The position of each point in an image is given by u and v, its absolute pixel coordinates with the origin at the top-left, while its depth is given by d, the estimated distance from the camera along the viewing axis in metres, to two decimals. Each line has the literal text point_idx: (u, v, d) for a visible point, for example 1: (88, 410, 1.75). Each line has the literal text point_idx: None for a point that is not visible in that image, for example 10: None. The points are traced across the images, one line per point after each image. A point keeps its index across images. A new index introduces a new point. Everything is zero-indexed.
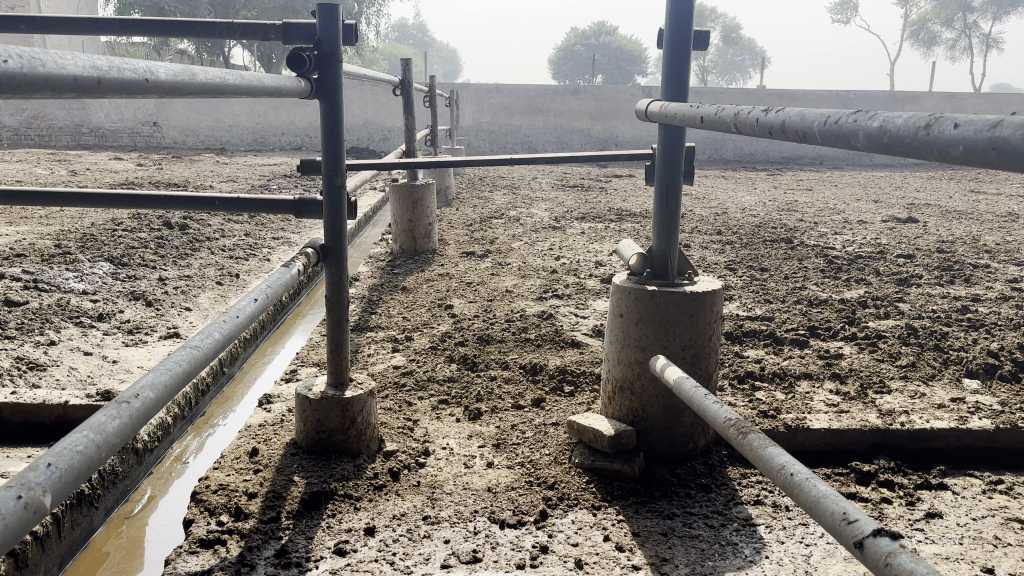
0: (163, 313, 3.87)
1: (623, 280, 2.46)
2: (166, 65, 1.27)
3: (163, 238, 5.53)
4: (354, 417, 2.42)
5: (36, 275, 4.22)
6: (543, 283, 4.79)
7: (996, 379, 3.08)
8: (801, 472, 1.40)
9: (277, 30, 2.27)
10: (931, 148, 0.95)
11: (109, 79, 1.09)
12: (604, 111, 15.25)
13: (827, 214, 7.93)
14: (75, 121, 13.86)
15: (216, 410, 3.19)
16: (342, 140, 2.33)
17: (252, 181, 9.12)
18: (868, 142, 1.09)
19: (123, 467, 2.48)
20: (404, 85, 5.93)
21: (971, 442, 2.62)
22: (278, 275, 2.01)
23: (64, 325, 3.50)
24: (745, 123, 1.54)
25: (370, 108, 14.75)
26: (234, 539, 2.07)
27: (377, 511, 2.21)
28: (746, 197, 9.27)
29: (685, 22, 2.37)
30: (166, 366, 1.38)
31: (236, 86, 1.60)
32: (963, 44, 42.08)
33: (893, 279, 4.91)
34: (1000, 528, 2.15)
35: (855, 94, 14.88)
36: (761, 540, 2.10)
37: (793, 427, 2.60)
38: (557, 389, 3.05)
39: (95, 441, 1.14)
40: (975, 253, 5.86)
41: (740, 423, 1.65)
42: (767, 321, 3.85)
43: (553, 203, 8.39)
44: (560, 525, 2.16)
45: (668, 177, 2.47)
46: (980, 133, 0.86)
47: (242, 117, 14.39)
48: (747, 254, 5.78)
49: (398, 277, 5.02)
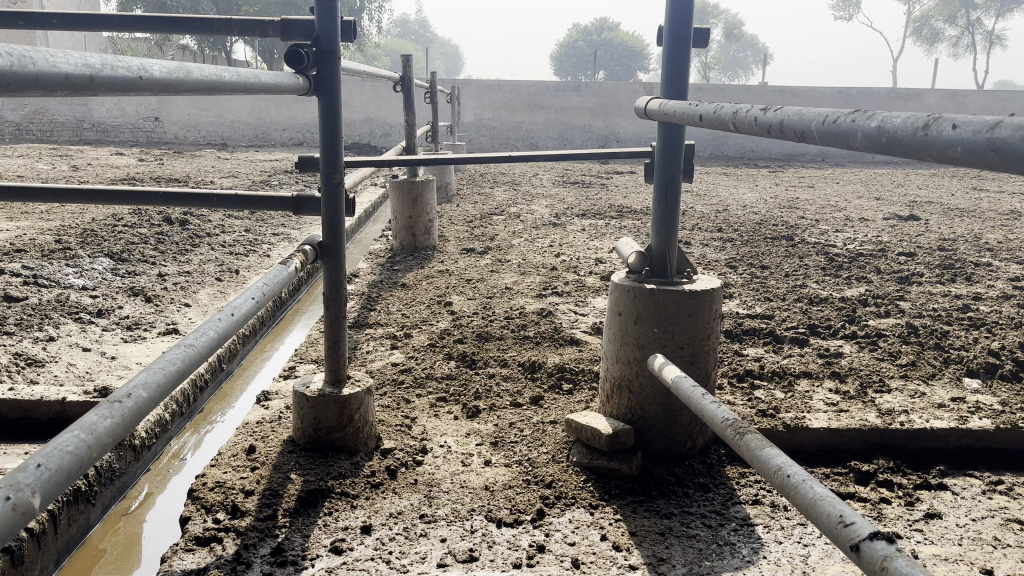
0: (162, 309, 3.87)
1: (623, 279, 2.45)
2: (160, 62, 1.26)
3: (163, 234, 5.52)
4: (351, 414, 2.41)
5: (35, 271, 4.21)
6: (542, 280, 4.78)
7: (996, 378, 3.06)
8: (798, 474, 1.39)
9: (275, 26, 2.26)
10: (929, 149, 0.94)
11: (103, 76, 1.07)
12: (606, 108, 15.23)
13: (828, 211, 7.91)
14: (77, 117, 13.88)
15: (214, 406, 3.19)
16: (340, 137, 2.31)
17: (252, 176, 9.12)
18: (866, 142, 1.08)
19: (120, 464, 2.47)
20: (404, 81, 5.93)
21: (971, 442, 2.61)
22: (276, 272, 2.00)
23: (63, 321, 3.50)
24: (743, 122, 1.53)
25: (372, 104, 14.74)
26: (231, 537, 2.06)
27: (373, 509, 2.20)
28: (748, 194, 9.25)
29: (685, 19, 2.35)
30: (159, 364, 1.37)
31: (232, 82, 1.58)
32: (967, 40, 41.95)
33: (893, 276, 4.90)
34: (999, 529, 2.15)
35: (857, 92, 14.85)
36: (759, 540, 2.09)
37: (792, 425, 2.59)
38: (555, 387, 3.05)
39: (86, 441, 1.13)
40: (976, 251, 5.84)
41: (737, 422, 1.64)
42: (767, 319, 3.84)
43: (554, 200, 8.38)
44: (557, 524, 2.16)
45: (668, 174, 2.46)
46: (979, 134, 0.85)
47: (244, 113, 14.39)
48: (747, 251, 5.77)
49: (398, 274, 5.02)
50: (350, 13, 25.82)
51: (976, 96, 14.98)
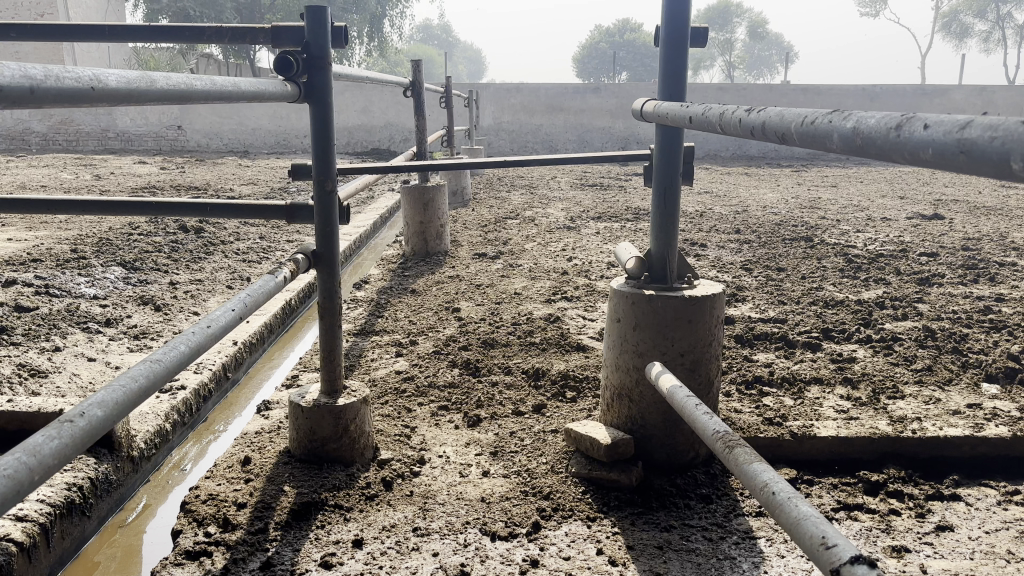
0: (170, 318, 3.88)
1: (622, 284, 2.40)
2: (114, 72, 1.23)
3: (177, 242, 5.56)
4: (346, 425, 2.38)
5: (47, 281, 4.24)
6: (553, 285, 4.74)
7: (1015, 383, 2.96)
8: (783, 492, 1.33)
9: (265, 33, 2.23)
10: (900, 150, 0.88)
11: (46, 88, 1.03)
12: (625, 109, 15.15)
13: (850, 211, 7.76)
14: (102, 126, 14.06)
15: (218, 416, 3.18)
16: (332, 143, 2.29)
17: (272, 183, 9.19)
18: (842, 144, 1.02)
19: (117, 475, 2.46)
20: (415, 85, 5.89)
21: (986, 451, 2.51)
22: (261, 285, 1.98)
23: (70, 330, 3.52)
24: (728, 122, 1.48)
25: (391, 109, 14.80)
26: (220, 551, 2.04)
27: (366, 522, 2.17)
28: (769, 194, 9.12)
29: (681, 19, 2.31)
30: (120, 383, 1.36)
31: (206, 90, 1.56)
32: (997, 35, 41.23)
33: (913, 278, 4.78)
34: (1014, 542, 2.05)
35: (882, 89, 14.62)
36: (760, 554, 2.03)
37: (798, 434, 2.51)
38: (558, 395, 3.00)
39: (27, 462, 1.10)
40: (1001, 250, 5.68)
41: (728, 435, 1.58)
42: (780, 323, 3.76)
43: (571, 203, 8.33)
44: (553, 537, 2.11)
45: (666, 178, 2.40)
46: (949, 135, 0.80)
47: (266, 120, 14.53)
48: (765, 253, 5.68)
49: (408, 279, 5.00)
50: (371, 19, 25.95)
51: (1005, 93, 14.67)
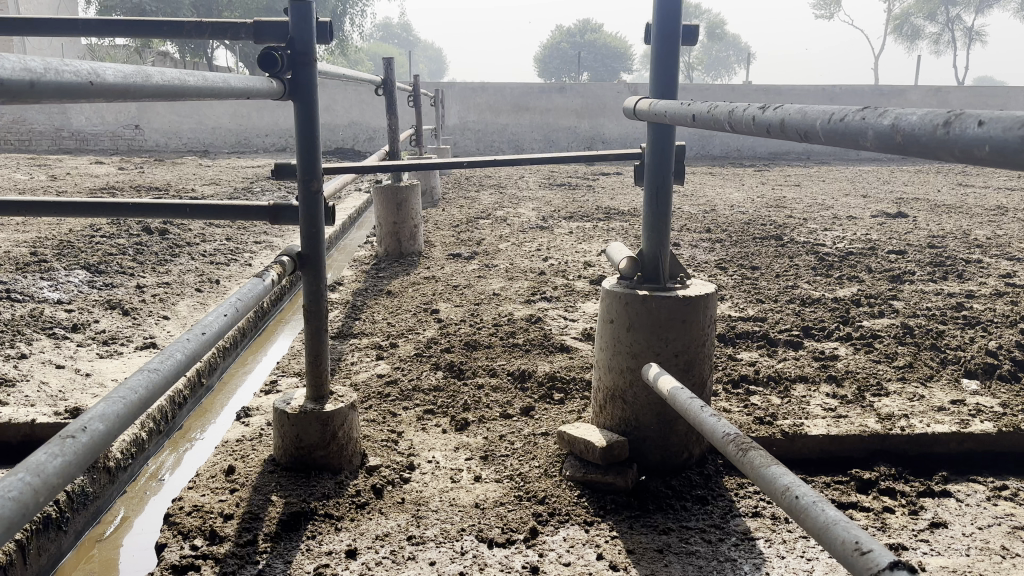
0: (140, 322, 3.75)
1: (614, 285, 2.37)
2: (112, 67, 1.16)
3: (142, 244, 5.40)
4: (334, 431, 2.32)
5: (9, 285, 4.08)
6: (530, 285, 4.70)
7: (995, 379, 3.01)
8: (807, 495, 1.31)
9: (248, 29, 2.14)
10: (949, 148, 0.87)
11: (46, 82, 0.97)
12: (590, 109, 15.20)
13: (817, 209, 7.87)
14: (55, 125, 13.65)
15: (194, 423, 3.08)
16: (319, 142, 2.21)
17: (235, 184, 8.98)
18: (878, 141, 1.00)
19: (93, 488, 2.36)
20: (385, 84, 5.79)
21: (971, 447, 2.55)
22: (249, 290, 1.91)
23: (36, 336, 3.38)
24: (740, 120, 1.45)
25: (354, 108, 14.61)
26: (208, 565, 1.97)
27: (359, 531, 2.11)
28: (735, 194, 9.20)
29: (673, 19, 2.27)
30: (119, 394, 1.29)
31: (197, 87, 1.49)
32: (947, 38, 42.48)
33: (884, 275, 4.85)
34: (1006, 537, 2.08)
35: (842, 89, 14.85)
36: (761, 555, 2.02)
37: (790, 433, 2.51)
38: (546, 397, 2.97)
39: (32, 483, 1.03)
40: (966, 248, 5.79)
41: (739, 437, 1.56)
42: (761, 322, 3.78)
43: (541, 203, 8.30)
44: (551, 543, 2.07)
45: (658, 178, 2.40)
46: (1010, 132, 0.78)
47: (226, 120, 14.28)
48: (737, 252, 5.71)
49: (382, 281, 4.92)
50: (333, 16, 25.61)
51: (959, 94, 15.03)
